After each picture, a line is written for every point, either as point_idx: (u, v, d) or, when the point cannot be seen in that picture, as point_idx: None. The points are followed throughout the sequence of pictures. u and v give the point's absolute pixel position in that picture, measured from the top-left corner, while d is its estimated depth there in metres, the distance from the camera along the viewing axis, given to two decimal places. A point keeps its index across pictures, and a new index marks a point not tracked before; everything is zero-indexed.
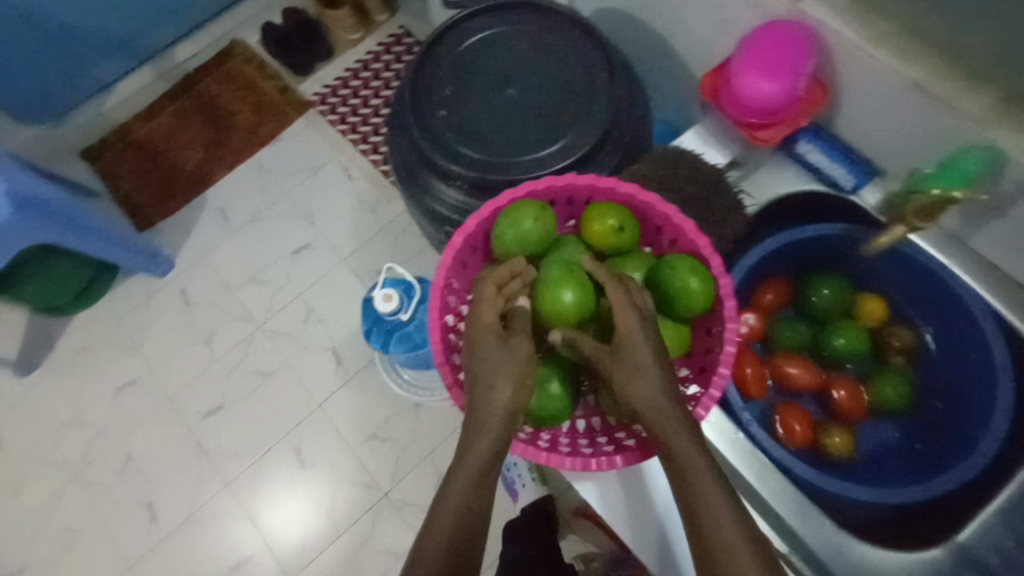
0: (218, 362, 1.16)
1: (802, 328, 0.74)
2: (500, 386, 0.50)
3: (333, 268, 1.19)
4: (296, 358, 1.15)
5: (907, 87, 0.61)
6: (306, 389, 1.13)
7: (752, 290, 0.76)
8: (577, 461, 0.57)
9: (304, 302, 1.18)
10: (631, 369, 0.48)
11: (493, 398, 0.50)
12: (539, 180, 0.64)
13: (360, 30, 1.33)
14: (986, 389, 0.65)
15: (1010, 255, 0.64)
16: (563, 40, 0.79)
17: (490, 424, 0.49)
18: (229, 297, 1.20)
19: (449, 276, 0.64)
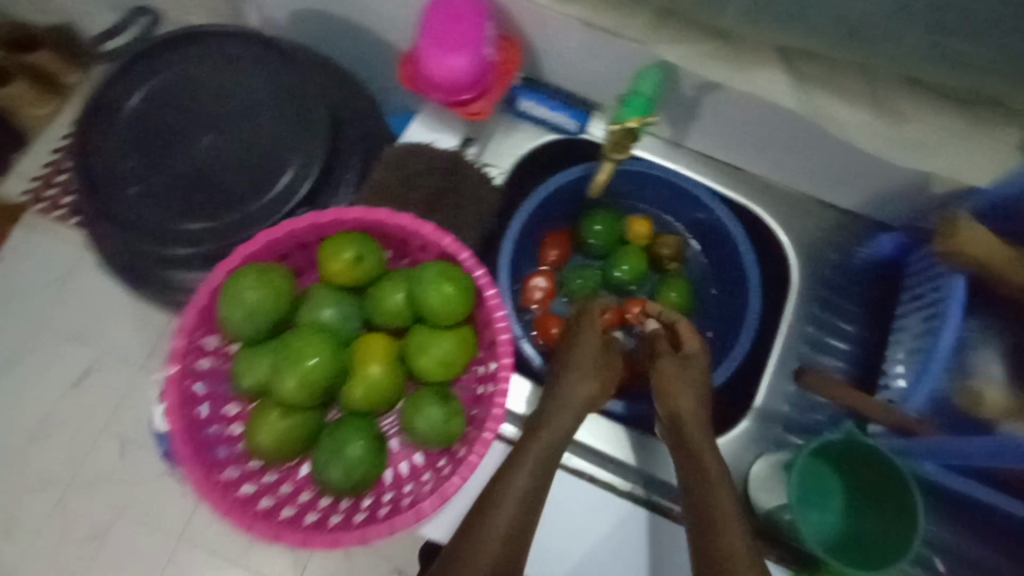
0: (34, 544, 0.94)
1: (590, 271, 0.76)
2: (584, 385, 0.60)
3: (130, 384, 0.99)
4: (128, 497, 0.95)
5: (580, 26, 0.62)
6: (156, 526, 0.94)
7: (535, 251, 0.78)
8: (407, 515, 0.53)
9: (114, 436, 0.98)
10: (677, 375, 0.60)
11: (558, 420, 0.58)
12: (253, 238, 0.56)
13: (52, 99, 1.08)
14: (740, 265, 0.72)
15: (720, 144, 0.72)
16: (247, 64, 0.73)
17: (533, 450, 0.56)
18: (12, 469, 0.96)
19: (186, 373, 0.54)
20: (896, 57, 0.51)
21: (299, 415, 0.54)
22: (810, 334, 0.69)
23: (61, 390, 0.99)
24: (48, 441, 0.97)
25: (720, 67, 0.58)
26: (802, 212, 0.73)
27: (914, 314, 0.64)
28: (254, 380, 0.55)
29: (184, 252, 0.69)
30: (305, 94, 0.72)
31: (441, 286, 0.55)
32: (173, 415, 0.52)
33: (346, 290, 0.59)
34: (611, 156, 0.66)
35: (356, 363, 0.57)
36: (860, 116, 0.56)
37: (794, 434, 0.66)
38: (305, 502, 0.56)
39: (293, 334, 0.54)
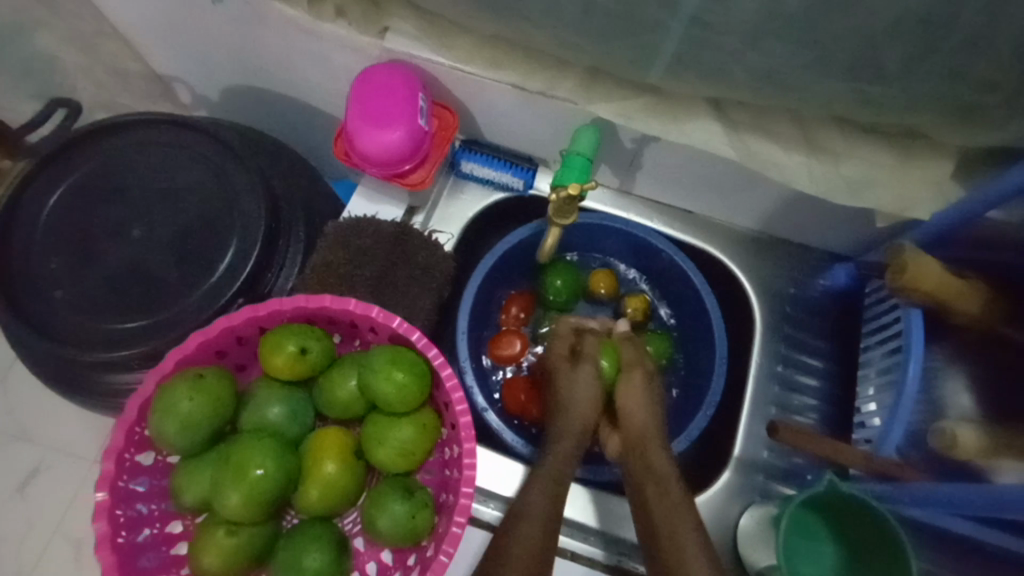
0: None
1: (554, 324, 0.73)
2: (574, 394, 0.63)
3: (85, 478, 0.90)
4: None
5: (513, 90, 0.61)
6: None
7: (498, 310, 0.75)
8: None
9: (69, 535, 0.88)
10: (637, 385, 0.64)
11: (564, 436, 0.61)
12: (184, 342, 0.53)
13: None
14: (701, 308, 0.72)
15: (669, 191, 0.71)
16: (174, 150, 0.70)
17: (547, 480, 0.57)
18: None
19: (116, 496, 0.49)
20: (819, 101, 0.51)
21: (247, 530, 0.49)
22: (779, 374, 0.70)
23: (6, 495, 0.90)
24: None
25: (652, 123, 0.58)
26: (754, 248, 0.73)
27: (878, 349, 0.65)
28: (197, 496, 0.50)
29: (125, 355, 0.63)
30: (238, 173, 0.69)
31: (392, 377, 0.52)
32: (103, 551, 0.47)
33: (292, 385, 0.55)
34: (556, 221, 0.64)
35: (308, 463, 0.52)
36: (798, 158, 0.56)
37: (777, 481, 0.66)
38: None
39: (235, 443, 0.49)
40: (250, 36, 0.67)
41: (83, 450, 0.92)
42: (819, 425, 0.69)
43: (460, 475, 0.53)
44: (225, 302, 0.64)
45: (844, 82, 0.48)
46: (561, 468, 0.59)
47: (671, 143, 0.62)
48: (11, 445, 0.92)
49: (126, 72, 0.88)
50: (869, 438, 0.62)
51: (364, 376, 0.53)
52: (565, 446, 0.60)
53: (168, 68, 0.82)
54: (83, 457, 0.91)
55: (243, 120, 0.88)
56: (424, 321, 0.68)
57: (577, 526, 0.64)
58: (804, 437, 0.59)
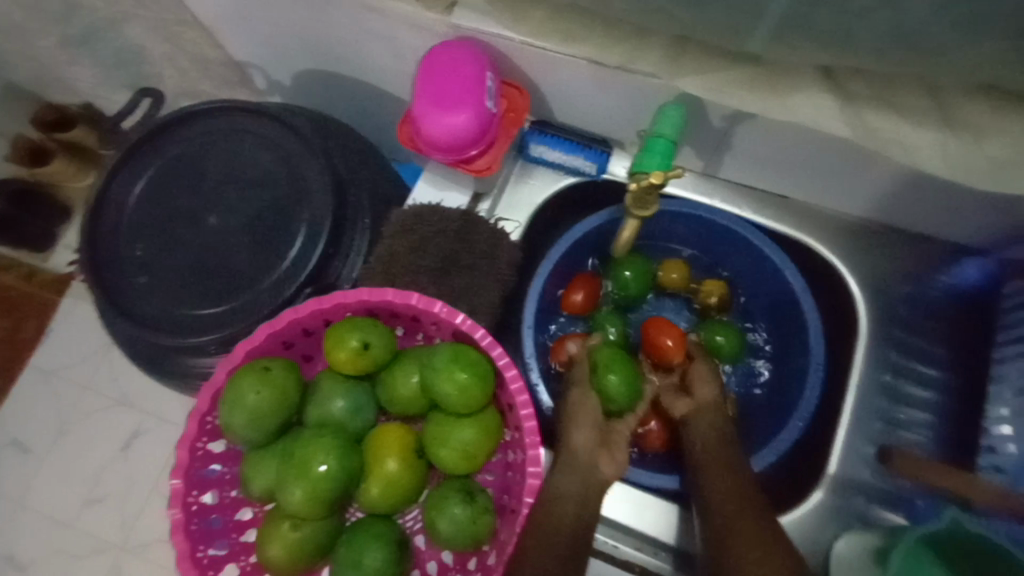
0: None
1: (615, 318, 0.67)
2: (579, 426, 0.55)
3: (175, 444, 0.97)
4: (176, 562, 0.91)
5: (589, 65, 0.56)
6: None
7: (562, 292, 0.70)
8: None
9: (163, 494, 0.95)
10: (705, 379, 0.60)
11: (570, 474, 0.52)
12: (253, 334, 0.53)
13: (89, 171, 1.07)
14: (795, 306, 0.64)
15: (762, 174, 0.63)
16: (245, 137, 0.71)
17: (550, 528, 0.49)
18: (69, 534, 0.95)
19: (190, 483, 0.50)
20: (969, 66, 0.41)
21: (312, 524, 0.49)
22: (887, 383, 0.61)
23: (112, 453, 0.98)
24: (95, 510, 0.96)
25: (749, 98, 0.50)
26: (863, 240, 0.64)
27: (1019, 364, 0.57)
28: (265, 486, 0.50)
29: (203, 340, 0.65)
30: (306, 160, 0.69)
31: (455, 376, 0.49)
32: (177, 537, 0.48)
33: (355, 378, 0.54)
34: (633, 212, 0.58)
35: (370, 460, 0.51)
36: (931, 137, 0.47)
37: (880, 506, 0.58)
38: None
39: (300, 439, 0.49)
40: (317, 17, 0.66)
41: (175, 417, 0.98)
42: (932, 445, 0.60)
43: (525, 482, 0.50)
44: (294, 290, 0.65)
45: (1006, 42, 0.39)
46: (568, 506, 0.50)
47: (770, 120, 0.54)
48: (114, 409, 0.99)
49: (205, 60, 0.90)
50: (1001, 466, 0.55)
51: (426, 374, 0.51)
52: (569, 490, 0.51)
53: (243, 54, 0.82)
54: (174, 423, 0.98)
55: (313, 104, 0.88)
56: (489, 314, 0.65)
57: (648, 538, 0.60)
58: (919, 465, 0.55)
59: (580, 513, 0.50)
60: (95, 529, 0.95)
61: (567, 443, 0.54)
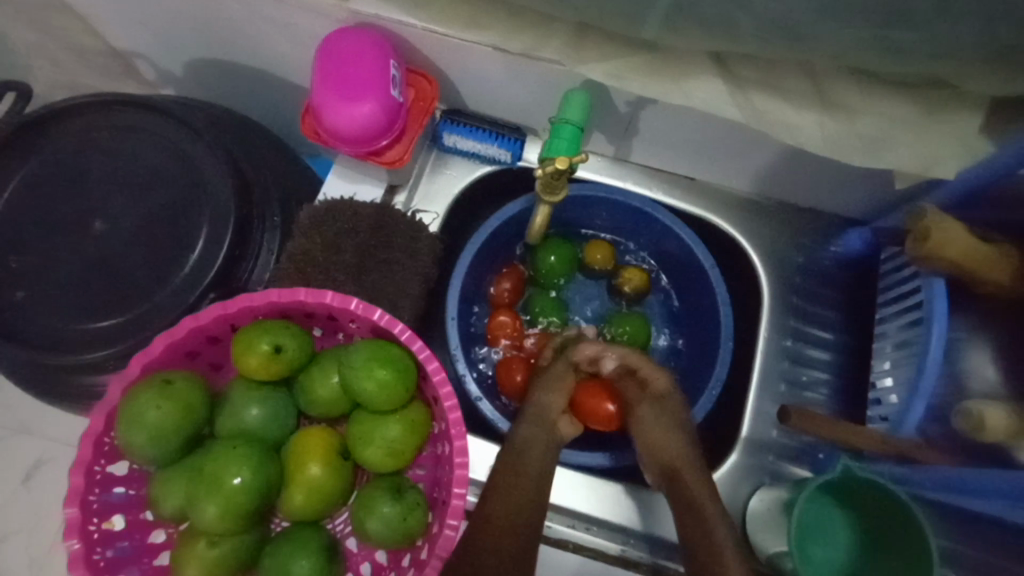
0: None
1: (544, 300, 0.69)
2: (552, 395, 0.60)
3: None
4: None
5: (494, 52, 0.56)
6: None
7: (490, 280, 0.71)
8: None
9: None
10: (654, 416, 0.58)
11: (533, 430, 0.57)
12: (151, 345, 0.49)
13: None
14: (704, 281, 0.68)
15: (668, 157, 0.66)
16: (132, 133, 0.65)
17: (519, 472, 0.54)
18: None
19: (88, 511, 0.47)
20: (837, 51, 0.45)
21: (230, 541, 0.46)
22: (788, 348, 0.66)
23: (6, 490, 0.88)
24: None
25: (648, 83, 0.52)
26: (760, 216, 0.69)
27: (896, 320, 0.61)
28: (175, 506, 0.47)
29: (98, 356, 0.60)
30: (202, 156, 0.64)
31: (374, 373, 0.48)
32: (76, 569, 0.45)
33: (270, 384, 0.52)
34: (544, 197, 0.59)
35: (291, 468, 0.49)
36: (810, 117, 0.51)
37: (787, 461, 0.63)
38: None
39: (210, 453, 0.46)
40: (204, 3, 0.61)
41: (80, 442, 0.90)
42: (828, 401, 0.66)
43: (452, 472, 0.50)
44: (199, 296, 0.61)
45: (863, 29, 0.42)
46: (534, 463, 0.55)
47: (670, 105, 0.56)
48: (7, 440, 0.90)
49: (83, 50, 0.82)
50: (884, 415, 0.59)
51: (345, 373, 0.50)
52: (537, 441, 0.57)
53: (125, 43, 0.75)
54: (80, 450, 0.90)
55: (211, 97, 0.82)
56: (410, 308, 0.64)
57: (580, 515, 0.62)
58: (817, 421, 0.56)
59: (546, 457, 0.56)
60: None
61: (536, 404, 0.59)
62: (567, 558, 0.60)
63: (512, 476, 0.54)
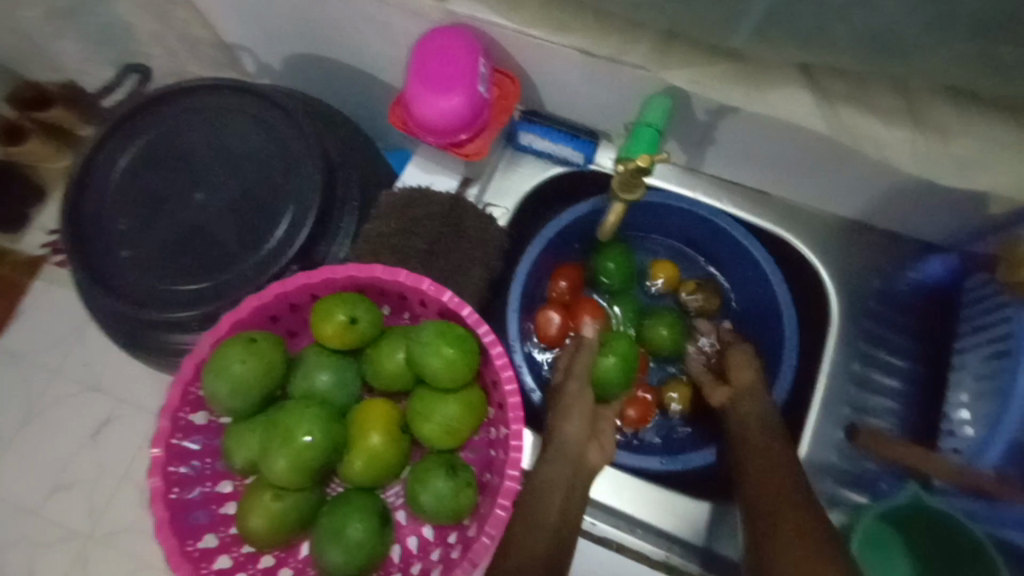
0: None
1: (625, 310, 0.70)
2: (567, 422, 0.59)
3: (147, 430, 0.96)
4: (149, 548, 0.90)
5: (580, 55, 0.57)
6: None
7: (545, 281, 0.72)
8: None
9: (134, 482, 0.94)
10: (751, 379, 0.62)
11: (557, 460, 0.57)
12: (239, 306, 0.53)
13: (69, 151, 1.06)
14: (771, 298, 0.67)
15: (742, 169, 0.66)
16: (233, 115, 0.71)
17: (542, 514, 0.53)
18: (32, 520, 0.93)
19: (170, 452, 0.50)
20: (940, 67, 0.44)
21: (292, 495, 0.49)
22: (855, 371, 0.64)
23: (81, 440, 0.96)
24: (60, 499, 0.94)
25: (732, 92, 0.53)
26: (834, 235, 0.67)
27: (977, 351, 0.58)
28: (246, 457, 0.50)
29: (185, 316, 0.64)
30: (295, 140, 0.69)
31: (441, 350, 0.50)
32: (158, 503, 0.48)
33: (341, 352, 0.54)
34: (620, 196, 0.59)
35: (353, 434, 0.51)
36: (901, 134, 0.50)
37: (848, 489, 0.60)
38: None
39: (284, 408, 0.49)
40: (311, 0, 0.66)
41: (146, 401, 0.97)
42: (897, 431, 0.63)
43: (506, 456, 0.51)
44: (280, 268, 0.65)
45: (969, 45, 0.41)
46: (552, 496, 0.55)
47: (752, 115, 0.56)
48: (84, 395, 0.98)
49: (193, 40, 0.89)
50: (958, 448, 0.56)
51: (411, 348, 0.51)
52: (557, 474, 0.56)
53: (231, 35, 0.82)
54: (150, 409, 0.96)
55: (302, 88, 0.88)
56: (472, 296, 0.66)
57: (624, 517, 0.61)
58: (886, 444, 0.56)
59: (568, 495, 0.55)
60: (61, 518, 0.93)
61: (558, 438, 0.58)
62: (600, 556, 0.59)
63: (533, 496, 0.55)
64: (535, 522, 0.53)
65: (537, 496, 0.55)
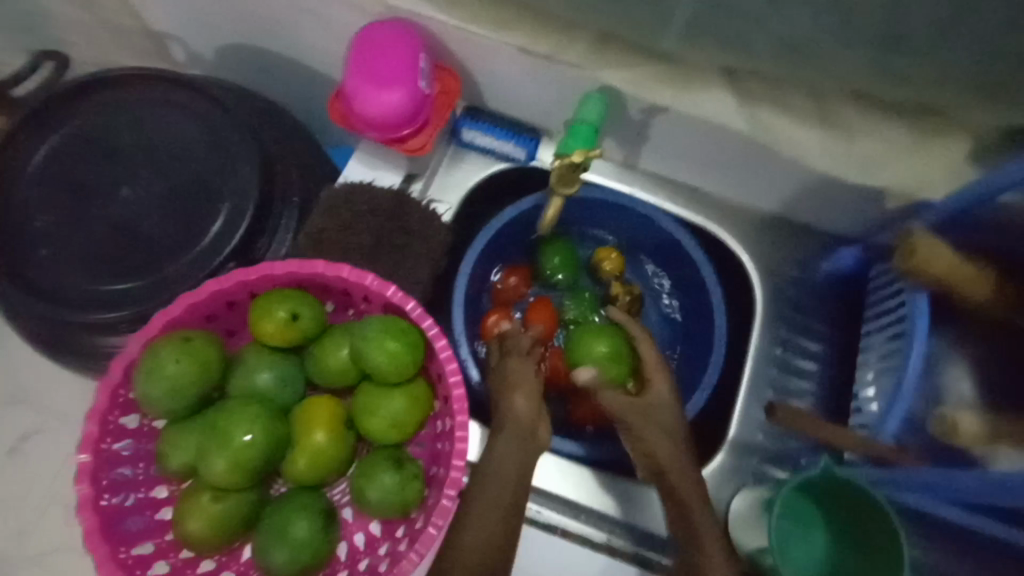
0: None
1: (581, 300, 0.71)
2: (518, 400, 0.55)
3: (74, 444, 0.90)
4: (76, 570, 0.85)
5: (518, 54, 0.59)
6: None
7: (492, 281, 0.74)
8: None
9: (59, 502, 0.88)
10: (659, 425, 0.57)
11: (513, 444, 0.52)
12: (172, 305, 0.51)
13: None
14: (703, 288, 0.71)
15: (674, 166, 0.69)
16: (160, 107, 0.68)
17: (492, 498, 0.49)
18: None
19: (102, 457, 0.49)
20: (841, 74, 0.48)
21: (233, 496, 0.48)
22: (779, 357, 0.69)
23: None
24: None
25: (661, 92, 0.56)
26: (760, 229, 0.72)
27: (880, 334, 0.64)
28: (183, 461, 0.48)
29: (112, 317, 0.61)
30: (229, 133, 0.66)
31: (387, 344, 0.50)
32: (86, 511, 0.46)
33: (283, 351, 0.54)
34: (559, 190, 0.62)
35: (297, 433, 0.50)
36: (811, 134, 0.55)
37: (773, 465, 0.65)
38: None
39: (222, 409, 0.48)
40: None
41: (72, 411, 0.91)
42: (815, 410, 0.68)
43: (452, 448, 0.52)
44: (216, 266, 0.63)
45: (864, 53, 0.45)
46: (507, 480, 0.50)
47: (681, 114, 0.59)
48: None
49: (118, 28, 0.85)
50: (865, 423, 0.62)
51: (356, 344, 0.52)
52: (512, 455, 0.51)
53: (159, 24, 0.78)
54: (76, 422, 0.91)
55: (237, 81, 0.85)
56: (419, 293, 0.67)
57: (568, 502, 0.63)
58: (803, 419, 0.58)
59: (520, 479, 0.51)
60: None
61: (510, 412, 0.54)
62: (543, 540, 0.60)
63: (480, 480, 0.50)
64: (485, 507, 0.49)
65: (484, 482, 0.50)
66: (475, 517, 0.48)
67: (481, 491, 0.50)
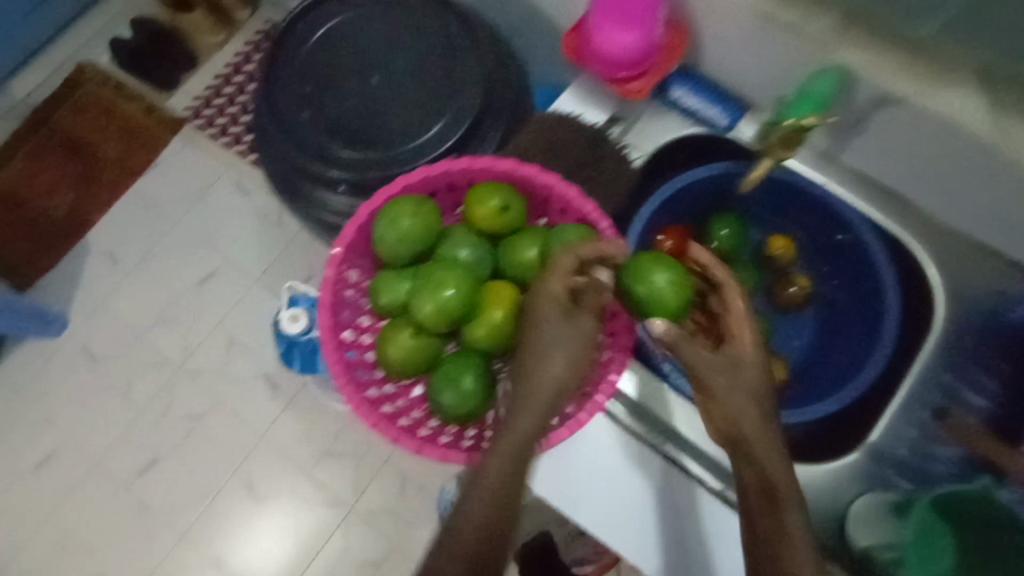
0: (142, 414, 1.04)
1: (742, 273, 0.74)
2: (554, 360, 0.50)
3: (248, 291, 1.07)
4: (228, 391, 1.04)
5: (759, 20, 0.61)
6: (245, 418, 1.03)
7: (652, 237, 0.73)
8: None
9: (226, 333, 1.06)
10: (737, 394, 0.49)
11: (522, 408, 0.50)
12: (412, 173, 0.61)
13: (224, 32, 1.16)
14: (873, 294, 0.70)
15: (878, 166, 0.68)
16: (412, 15, 0.77)
17: (500, 464, 0.48)
18: (136, 342, 1.06)
19: (340, 277, 0.61)
20: None
21: (427, 337, 0.57)
22: (943, 381, 0.66)
23: (190, 284, 1.08)
24: (162, 329, 1.07)
25: (901, 81, 0.56)
26: (958, 253, 0.67)
27: None
28: (395, 298, 0.58)
29: (335, 174, 0.75)
30: (467, 52, 0.76)
31: (580, 246, 0.55)
32: (324, 311, 0.58)
33: (484, 235, 0.62)
34: (779, 152, 0.65)
35: (483, 303, 0.57)
36: None
37: (908, 479, 0.63)
38: (421, 416, 0.60)
39: (438, 264, 0.57)
40: None
41: (253, 262, 1.09)
42: None
43: None
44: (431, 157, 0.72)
45: None
46: (511, 446, 0.49)
47: (912, 110, 0.58)
48: (195, 247, 1.09)
49: None
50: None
51: (550, 241, 0.57)
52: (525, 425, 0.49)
53: None
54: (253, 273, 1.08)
55: None
56: None
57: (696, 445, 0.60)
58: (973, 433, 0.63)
59: (529, 446, 0.49)
60: (161, 344, 1.06)
61: (531, 376, 0.50)
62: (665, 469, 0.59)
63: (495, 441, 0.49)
64: (502, 469, 0.48)
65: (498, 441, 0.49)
66: (483, 487, 0.47)
67: (492, 454, 0.49)
